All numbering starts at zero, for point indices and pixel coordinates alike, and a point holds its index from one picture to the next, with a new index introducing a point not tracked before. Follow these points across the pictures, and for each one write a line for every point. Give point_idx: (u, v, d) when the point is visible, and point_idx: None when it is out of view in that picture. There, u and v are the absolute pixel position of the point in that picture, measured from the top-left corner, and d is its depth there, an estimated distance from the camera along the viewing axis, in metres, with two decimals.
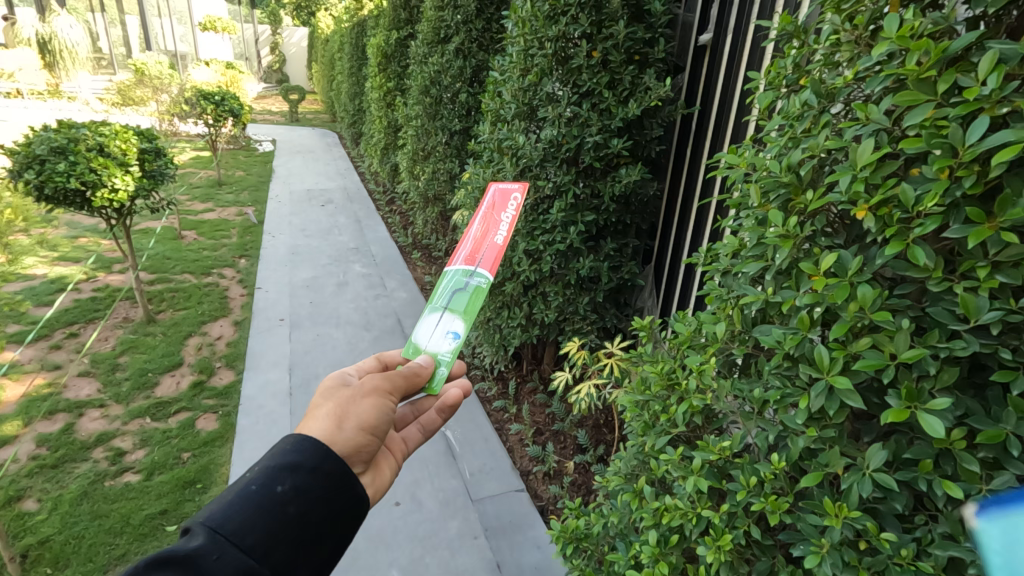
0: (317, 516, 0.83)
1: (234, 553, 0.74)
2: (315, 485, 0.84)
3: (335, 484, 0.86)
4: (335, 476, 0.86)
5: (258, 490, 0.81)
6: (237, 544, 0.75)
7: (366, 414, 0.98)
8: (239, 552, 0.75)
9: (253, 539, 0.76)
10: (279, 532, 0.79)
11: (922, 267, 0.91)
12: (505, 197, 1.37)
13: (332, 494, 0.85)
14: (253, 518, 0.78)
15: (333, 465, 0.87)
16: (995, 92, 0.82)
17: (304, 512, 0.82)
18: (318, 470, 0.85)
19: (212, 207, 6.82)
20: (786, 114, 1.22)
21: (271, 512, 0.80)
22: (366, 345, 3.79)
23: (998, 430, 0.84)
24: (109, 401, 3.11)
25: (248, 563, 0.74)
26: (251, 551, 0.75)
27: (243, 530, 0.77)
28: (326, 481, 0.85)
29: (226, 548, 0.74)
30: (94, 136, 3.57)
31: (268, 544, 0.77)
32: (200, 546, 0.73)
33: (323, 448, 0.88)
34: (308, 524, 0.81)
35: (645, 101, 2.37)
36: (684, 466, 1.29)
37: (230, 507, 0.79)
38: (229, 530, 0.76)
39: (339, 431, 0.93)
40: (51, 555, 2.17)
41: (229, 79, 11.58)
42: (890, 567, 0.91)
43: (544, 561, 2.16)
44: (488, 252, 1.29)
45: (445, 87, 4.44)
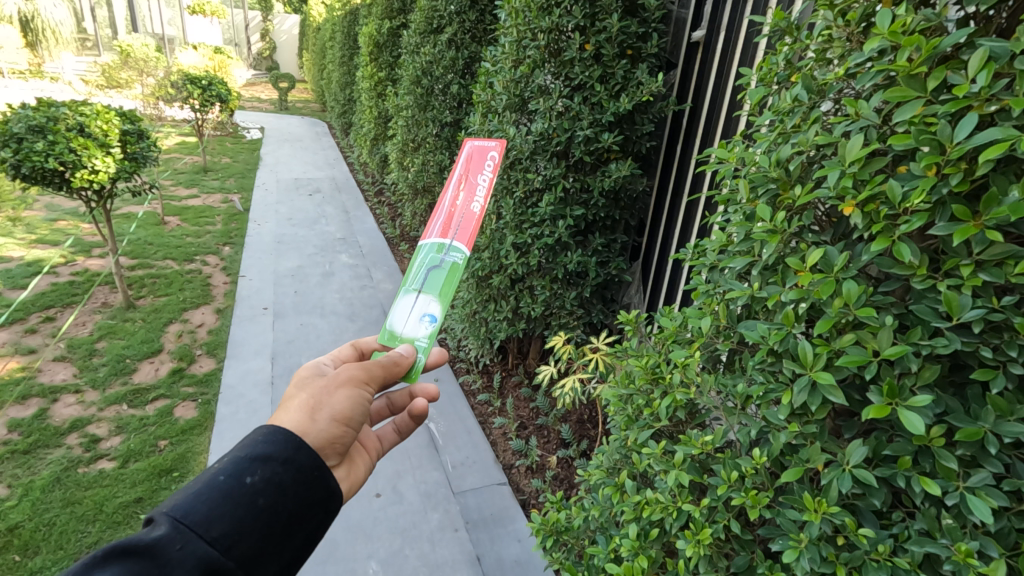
0: (288, 507, 0.80)
1: (199, 544, 0.71)
2: (286, 477, 0.82)
3: (306, 477, 0.84)
4: (307, 468, 0.85)
5: (227, 480, 0.78)
6: (201, 534, 0.72)
7: (340, 405, 0.96)
8: (205, 542, 0.71)
9: (219, 530, 0.73)
10: (247, 523, 0.76)
11: (907, 264, 0.91)
12: (482, 154, 1.37)
13: (305, 487, 0.83)
14: (220, 508, 0.75)
15: (305, 458, 0.86)
16: (984, 90, 0.82)
17: (274, 504, 0.79)
18: (289, 462, 0.84)
19: (197, 193, 6.70)
20: (776, 109, 1.22)
21: (240, 503, 0.77)
22: (350, 336, 3.75)
23: (977, 428, 0.84)
24: (85, 386, 3.05)
25: (214, 554, 0.71)
26: (217, 542, 0.72)
27: (209, 521, 0.74)
28: (298, 473, 0.83)
29: (191, 538, 0.71)
30: (74, 115, 3.48)
31: (235, 535, 0.74)
32: (164, 535, 0.70)
33: (295, 440, 0.87)
34: (278, 517, 0.79)
35: (637, 95, 2.36)
36: (666, 461, 1.29)
37: (196, 497, 0.76)
38: (195, 520, 0.73)
39: (312, 422, 0.92)
40: (20, 542, 2.12)
41: (218, 64, 11.34)
42: (866, 562, 0.92)
43: (524, 555, 2.15)
44: (463, 222, 1.29)
45: (436, 78, 4.40)
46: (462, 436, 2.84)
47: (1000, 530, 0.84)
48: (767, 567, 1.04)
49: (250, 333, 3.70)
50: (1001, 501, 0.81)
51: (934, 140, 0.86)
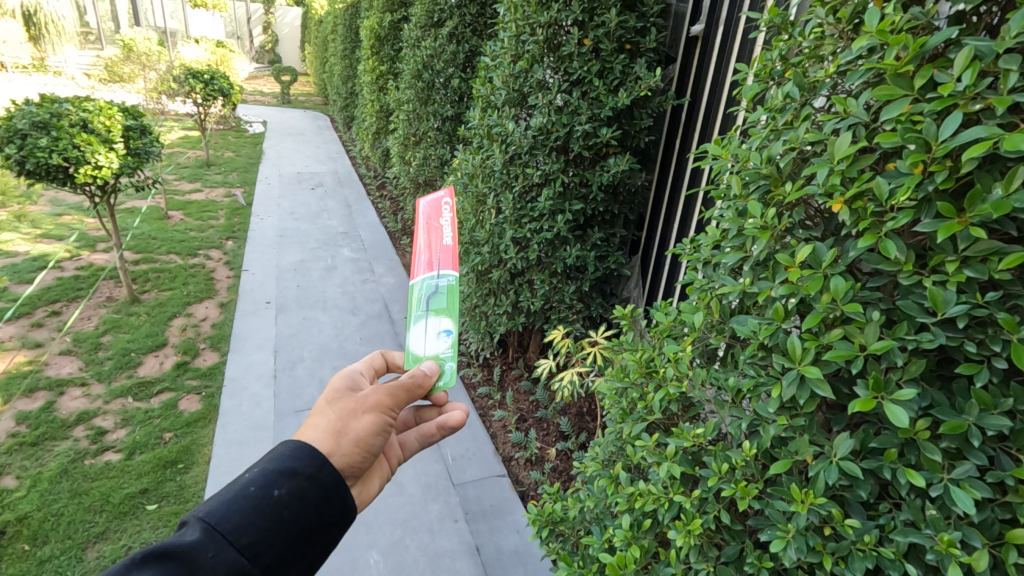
0: (310, 521, 0.82)
1: (229, 551, 0.74)
2: (310, 492, 0.84)
3: (329, 494, 0.85)
4: (330, 486, 0.86)
5: (257, 491, 0.81)
6: (232, 542, 0.75)
7: (364, 430, 0.95)
8: (234, 550, 0.74)
9: (248, 539, 0.76)
10: (272, 534, 0.78)
11: (893, 261, 0.93)
12: (436, 206, 1.11)
13: (324, 502, 0.84)
14: (249, 518, 0.78)
15: (329, 475, 0.86)
16: (969, 88, 0.83)
17: (297, 518, 0.81)
18: (314, 478, 0.85)
19: (200, 188, 6.74)
20: (769, 106, 1.23)
21: (266, 515, 0.79)
22: (352, 329, 3.79)
23: (960, 421, 0.86)
24: (90, 379, 3.10)
25: (242, 562, 0.74)
26: (245, 550, 0.75)
27: (240, 530, 0.77)
28: (321, 490, 0.85)
29: (222, 546, 0.74)
30: (77, 111, 3.51)
31: (261, 544, 0.77)
32: (198, 541, 0.73)
33: (319, 456, 0.88)
34: (301, 530, 0.81)
35: (635, 90, 2.37)
36: (658, 453, 1.31)
37: (229, 505, 0.79)
38: (226, 527, 0.76)
39: (338, 444, 0.91)
40: (29, 532, 2.17)
41: (219, 57, 11.24)
42: (853, 552, 0.94)
43: (522, 545, 2.19)
44: (441, 254, 1.07)
45: (437, 72, 4.41)
46: (463, 429, 2.87)
47: (984, 520, 0.85)
48: (756, 557, 1.07)
49: (253, 327, 3.74)
50: (984, 493, 0.83)
51: (919, 138, 0.87)
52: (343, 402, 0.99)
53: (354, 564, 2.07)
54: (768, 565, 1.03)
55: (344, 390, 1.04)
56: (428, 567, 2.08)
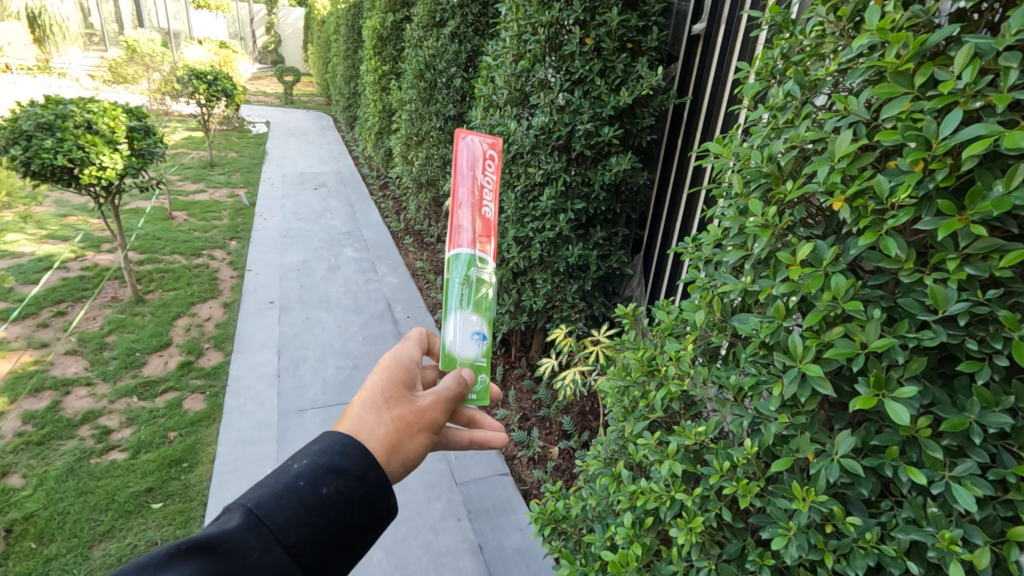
0: (354, 523, 0.80)
1: (274, 550, 0.72)
2: (356, 493, 0.81)
3: (375, 495, 0.83)
4: (376, 488, 0.83)
5: (305, 487, 0.78)
6: (278, 540, 0.73)
7: (415, 447, 0.93)
8: (280, 549, 0.73)
9: (294, 537, 0.74)
10: (317, 534, 0.76)
11: (894, 258, 0.93)
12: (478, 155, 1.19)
13: (369, 504, 0.82)
14: (295, 515, 0.75)
15: (376, 477, 0.84)
16: (969, 86, 0.83)
17: (342, 518, 0.79)
18: (361, 478, 0.82)
19: (203, 188, 6.76)
20: (770, 104, 1.23)
21: (313, 513, 0.77)
22: (356, 329, 3.80)
23: (962, 418, 0.86)
24: (96, 379, 3.11)
25: (287, 563, 0.72)
26: (290, 550, 0.73)
27: (286, 527, 0.74)
28: (367, 493, 0.82)
29: (269, 544, 0.72)
30: (82, 112, 3.53)
31: (306, 544, 0.75)
32: (246, 536, 0.72)
33: (367, 455, 0.84)
34: (344, 532, 0.79)
35: (636, 89, 2.37)
36: (660, 451, 1.32)
37: (277, 499, 0.76)
38: (274, 523, 0.74)
39: (387, 451, 0.89)
40: (36, 530, 2.19)
41: (223, 58, 11.27)
42: (854, 550, 0.94)
43: (525, 544, 2.19)
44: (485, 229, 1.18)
45: (439, 72, 4.42)
46: None
47: (986, 518, 0.85)
48: (757, 555, 1.07)
49: (257, 326, 3.75)
50: (986, 490, 0.83)
51: (919, 136, 0.88)
52: (400, 409, 0.94)
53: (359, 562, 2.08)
54: (770, 563, 1.04)
55: (400, 387, 0.99)
56: (431, 565, 2.09)
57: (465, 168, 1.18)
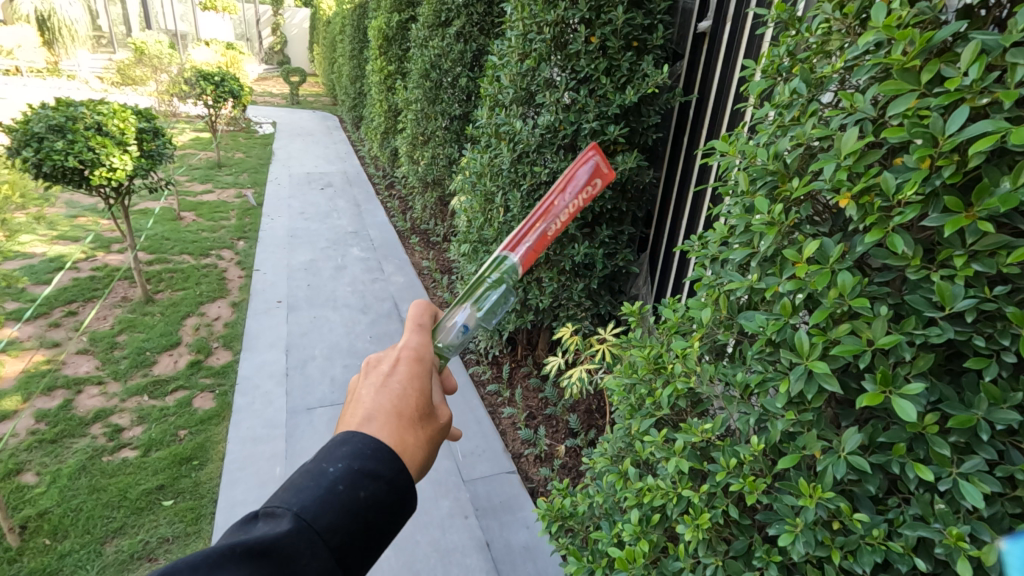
0: (391, 525, 0.72)
1: (320, 555, 0.64)
2: (393, 497, 0.72)
3: (405, 499, 0.73)
4: (409, 491, 0.73)
5: (344, 488, 0.68)
6: (325, 542, 0.65)
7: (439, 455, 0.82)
8: (324, 554, 0.64)
9: (339, 538, 0.66)
10: (357, 537, 0.68)
11: (900, 255, 0.93)
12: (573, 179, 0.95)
13: (402, 508, 0.73)
14: (338, 520, 0.67)
15: (410, 482, 0.74)
16: (976, 83, 0.83)
17: (377, 522, 0.70)
18: (397, 482, 0.72)
19: (211, 188, 6.82)
20: (775, 102, 1.23)
21: (352, 518, 0.68)
22: (362, 328, 3.82)
23: (970, 415, 0.85)
24: (107, 378, 3.15)
25: (332, 567, 0.65)
26: (332, 549, 0.65)
27: (328, 531, 0.66)
28: (403, 501, 0.73)
29: (314, 548, 0.64)
30: (92, 114, 3.57)
31: (345, 545, 0.67)
32: (289, 541, 0.63)
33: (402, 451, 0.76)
34: (380, 534, 0.70)
35: (642, 88, 2.38)
36: (666, 448, 1.32)
37: (317, 500, 0.67)
38: (321, 524, 0.66)
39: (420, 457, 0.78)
40: (50, 526, 2.22)
41: (230, 58, 11.35)
42: (861, 546, 0.94)
43: (532, 541, 2.21)
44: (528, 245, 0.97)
45: (445, 72, 4.43)
46: (472, 426, 2.89)
47: (993, 515, 0.85)
48: (765, 551, 1.07)
49: (265, 326, 3.78)
50: (994, 487, 0.83)
51: (926, 133, 0.88)
52: (433, 422, 0.82)
53: None
54: (777, 559, 1.04)
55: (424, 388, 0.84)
56: (439, 562, 2.10)
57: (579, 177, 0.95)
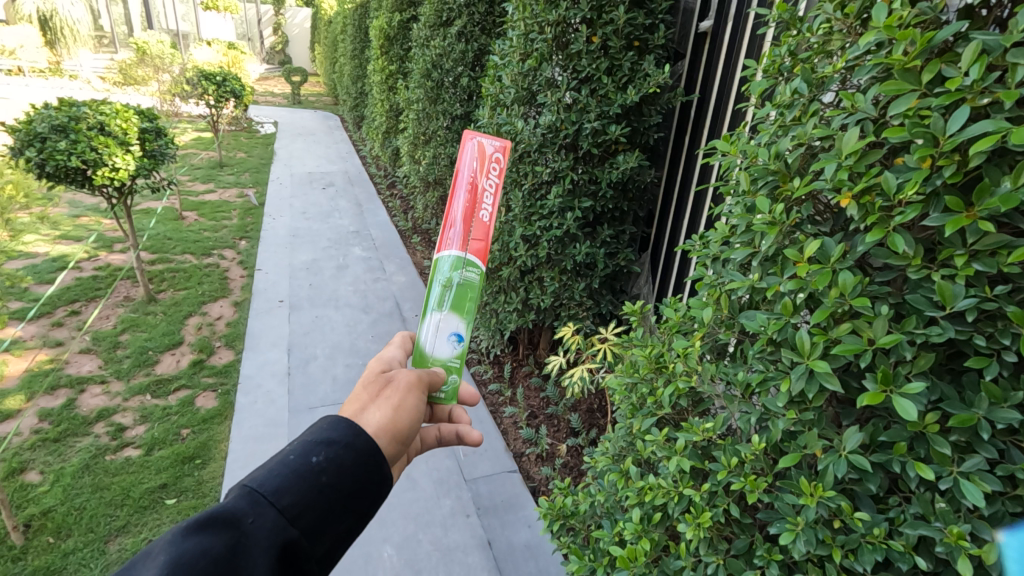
0: (350, 486, 0.79)
1: (269, 514, 0.71)
2: (348, 459, 0.81)
3: (366, 460, 0.82)
4: (366, 454, 0.83)
5: (295, 458, 0.78)
6: (274, 503, 0.73)
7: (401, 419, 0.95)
8: (275, 512, 0.72)
9: (289, 499, 0.74)
10: (313, 498, 0.75)
11: (902, 255, 0.93)
12: (483, 160, 1.26)
13: (363, 469, 0.82)
14: (289, 483, 0.75)
15: (365, 443, 0.84)
16: (977, 83, 0.84)
17: (336, 483, 0.78)
18: (350, 446, 0.83)
19: (213, 188, 6.83)
20: (777, 102, 1.23)
21: (305, 480, 0.76)
22: (364, 327, 3.83)
23: (970, 414, 0.86)
24: (110, 377, 3.16)
25: (283, 522, 0.71)
26: (285, 510, 0.73)
27: (278, 494, 0.74)
28: (358, 466, 0.81)
29: (263, 509, 0.72)
30: (94, 114, 3.58)
31: (301, 507, 0.74)
32: (239, 505, 0.71)
33: (356, 426, 0.86)
34: (340, 494, 0.77)
35: (643, 87, 2.38)
36: (668, 447, 1.32)
37: (271, 472, 0.76)
38: (270, 490, 0.74)
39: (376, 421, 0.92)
40: (53, 525, 2.23)
41: (231, 58, 11.35)
42: (862, 545, 0.95)
43: (534, 540, 2.21)
44: (475, 230, 1.24)
45: (446, 71, 4.43)
46: (474, 425, 2.90)
47: (994, 513, 0.85)
48: (766, 550, 1.07)
49: (267, 325, 3.79)
50: (994, 486, 0.83)
51: (927, 133, 0.88)
52: (389, 390, 0.99)
53: (368, 558, 2.10)
54: (778, 558, 1.05)
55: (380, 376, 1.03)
56: (440, 561, 2.11)
57: (470, 164, 1.26)
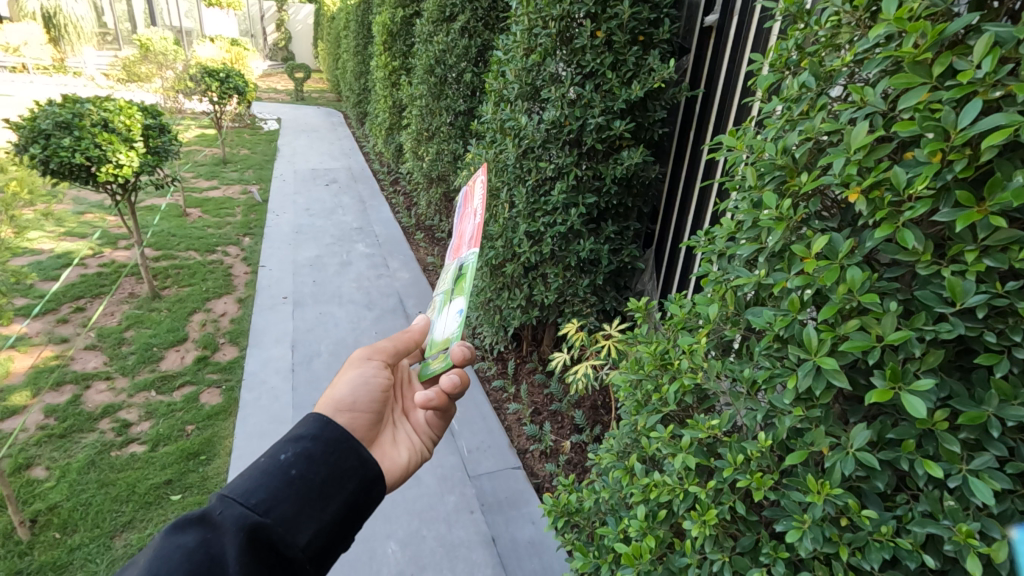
0: (322, 475, 0.82)
1: (239, 507, 0.75)
2: (316, 450, 0.84)
3: (336, 448, 0.86)
4: (335, 443, 0.86)
5: (265, 458, 0.82)
6: (243, 501, 0.76)
7: (344, 396, 1.05)
8: (244, 507, 0.75)
9: (259, 496, 0.77)
10: (283, 490, 0.78)
11: (911, 251, 0.92)
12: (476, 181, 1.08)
13: (334, 455, 0.85)
14: (258, 481, 0.78)
15: (333, 432, 0.88)
16: (989, 76, 0.82)
17: (306, 472, 0.81)
18: (319, 438, 0.86)
19: (216, 184, 6.84)
20: (784, 96, 1.22)
21: (274, 476, 0.79)
22: (368, 324, 3.83)
23: (980, 412, 0.85)
24: (115, 373, 3.17)
25: (253, 514, 0.74)
26: (256, 506, 0.75)
27: (249, 491, 0.77)
28: (329, 454, 0.85)
29: (233, 506, 0.75)
30: (98, 111, 3.58)
31: (272, 500, 0.77)
32: (212, 506, 0.75)
33: (323, 420, 0.90)
34: (312, 483, 0.80)
35: (648, 82, 2.36)
36: (673, 444, 1.32)
37: (243, 475, 0.80)
38: (240, 490, 0.77)
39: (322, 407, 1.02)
40: (60, 520, 2.24)
41: (234, 55, 11.34)
42: (869, 543, 0.94)
43: (538, 536, 2.21)
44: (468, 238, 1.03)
45: (450, 67, 4.42)
46: (478, 422, 2.90)
47: (1003, 511, 0.84)
48: (772, 547, 1.07)
49: (271, 322, 3.79)
50: (1004, 484, 0.82)
51: (938, 126, 0.87)
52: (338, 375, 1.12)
53: (373, 555, 2.10)
54: (784, 555, 1.04)
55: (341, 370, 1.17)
56: (444, 557, 2.12)
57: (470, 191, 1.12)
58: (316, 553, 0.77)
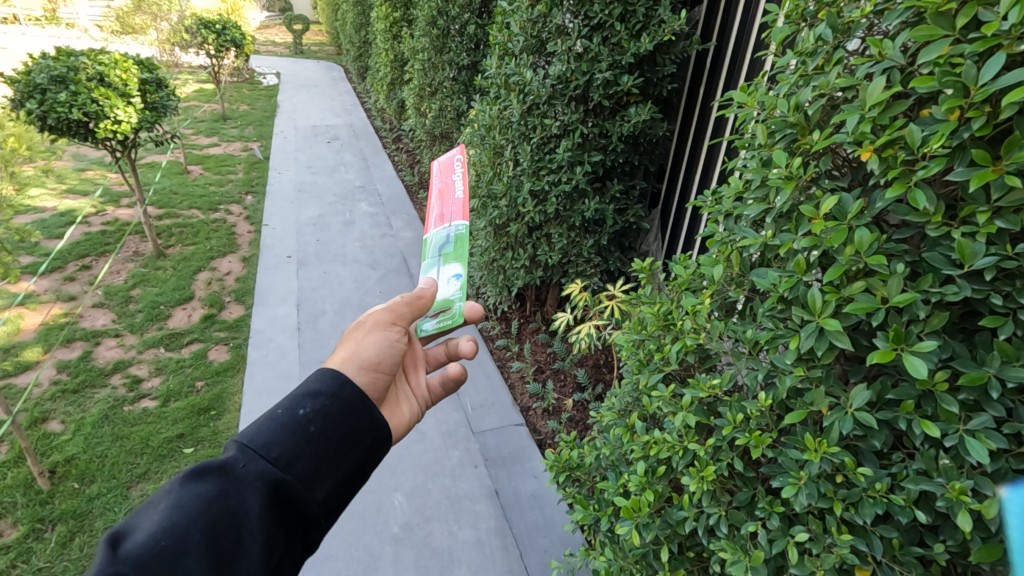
0: (338, 434, 0.84)
1: (261, 462, 0.77)
2: (335, 408, 0.85)
3: (353, 408, 0.87)
4: (352, 403, 0.87)
5: (283, 412, 0.83)
6: (263, 454, 0.77)
7: (369, 354, 1.02)
8: (266, 462, 0.77)
9: (279, 450, 0.78)
10: (303, 446, 0.80)
11: (921, 211, 0.90)
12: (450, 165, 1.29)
13: (352, 415, 0.86)
14: (278, 436, 0.80)
15: (351, 393, 0.89)
16: (1015, 28, 0.79)
17: (325, 431, 0.83)
18: (337, 396, 0.87)
19: (217, 141, 6.74)
20: (799, 49, 1.18)
21: (293, 432, 0.81)
22: (372, 283, 3.85)
23: (981, 373, 0.85)
24: (123, 331, 3.21)
25: (274, 470, 0.76)
26: (276, 460, 0.77)
27: (268, 444, 0.79)
28: (346, 413, 0.86)
29: (255, 459, 0.77)
30: (93, 64, 3.50)
31: (292, 456, 0.79)
32: (232, 457, 0.77)
33: (339, 377, 0.90)
34: (329, 441, 0.82)
35: (658, 35, 2.28)
36: (673, 403, 1.33)
37: (261, 426, 0.81)
38: (260, 443, 0.79)
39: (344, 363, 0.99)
40: (78, 471, 2.32)
41: (230, 5, 10.96)
42: (863, 499, 0.96)
43: (540, 490, 2.28)
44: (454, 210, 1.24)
45: (452, 18, 4.26)
46: (481, 380, 2.95)
47: (997, 470, 0.86)
48: (768, 501, 1.10)
49: (276, 281, 3.81)
50: (1000, 444, 0.83)
51: (958, 82, 0.84)
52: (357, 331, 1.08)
53: (380, 506, 2.18)
54: (779, 510, 1.07)
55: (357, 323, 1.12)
56: (449, 509, 2.19)
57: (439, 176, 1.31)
58: (330, 506, 0.81)
